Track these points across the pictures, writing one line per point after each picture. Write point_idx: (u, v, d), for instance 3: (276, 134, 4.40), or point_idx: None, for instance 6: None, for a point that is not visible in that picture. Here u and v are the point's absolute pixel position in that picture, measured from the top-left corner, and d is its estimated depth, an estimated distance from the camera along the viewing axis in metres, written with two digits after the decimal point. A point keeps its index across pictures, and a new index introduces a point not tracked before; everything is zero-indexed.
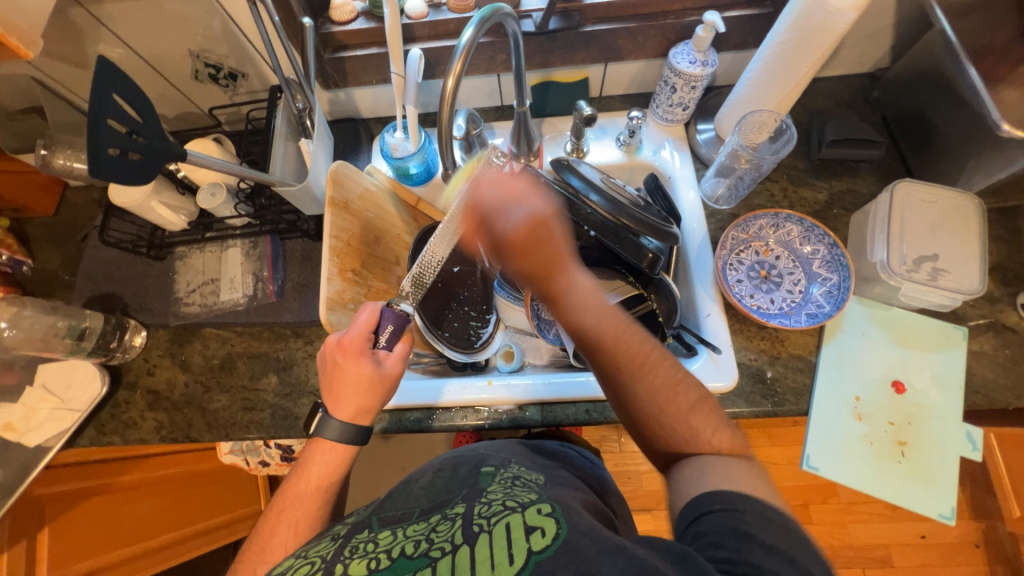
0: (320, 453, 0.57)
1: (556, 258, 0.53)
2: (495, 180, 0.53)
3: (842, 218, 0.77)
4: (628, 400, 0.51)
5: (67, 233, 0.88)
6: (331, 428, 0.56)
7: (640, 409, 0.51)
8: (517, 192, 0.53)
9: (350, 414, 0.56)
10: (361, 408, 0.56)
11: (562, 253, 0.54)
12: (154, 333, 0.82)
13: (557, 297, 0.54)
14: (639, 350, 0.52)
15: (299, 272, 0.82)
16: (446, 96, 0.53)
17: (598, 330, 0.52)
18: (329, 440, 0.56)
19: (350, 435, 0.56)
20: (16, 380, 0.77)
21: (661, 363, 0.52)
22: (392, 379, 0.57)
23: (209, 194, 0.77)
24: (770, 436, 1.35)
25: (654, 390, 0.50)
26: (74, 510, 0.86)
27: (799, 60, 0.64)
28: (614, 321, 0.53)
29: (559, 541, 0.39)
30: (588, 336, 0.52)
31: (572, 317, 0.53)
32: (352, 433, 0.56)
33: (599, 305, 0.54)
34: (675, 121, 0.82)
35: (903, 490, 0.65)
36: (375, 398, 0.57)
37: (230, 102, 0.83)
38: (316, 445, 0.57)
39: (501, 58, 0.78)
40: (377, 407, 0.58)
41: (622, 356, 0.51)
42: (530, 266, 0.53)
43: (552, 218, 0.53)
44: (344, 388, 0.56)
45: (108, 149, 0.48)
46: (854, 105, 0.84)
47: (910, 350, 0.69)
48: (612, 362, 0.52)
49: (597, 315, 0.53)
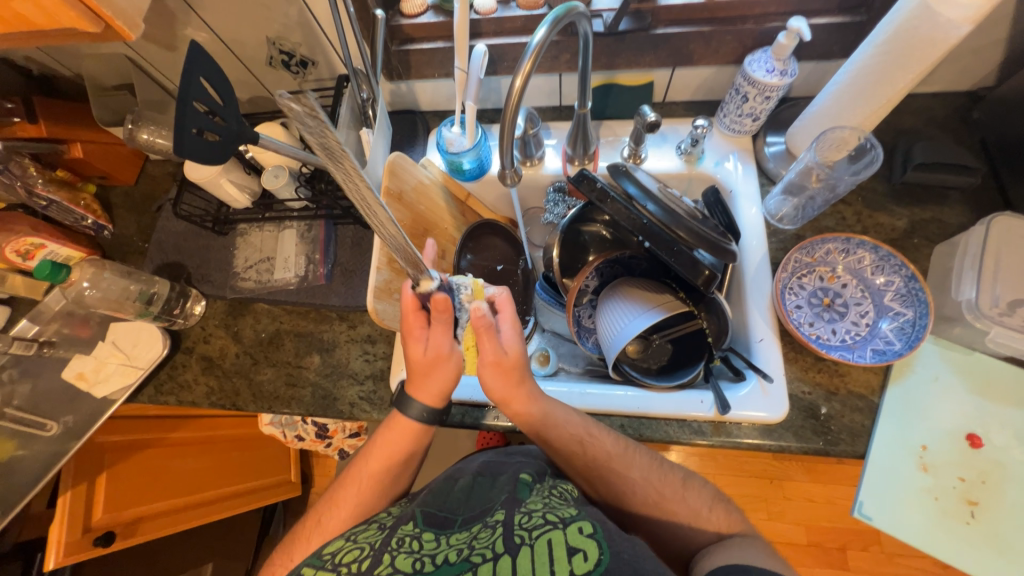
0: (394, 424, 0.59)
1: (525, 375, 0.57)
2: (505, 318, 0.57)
3: (922, 249, 0.71)
4: (625, 497, 0.56)
5: (145, 203, 0.94)
6: (412, 409, 0.58)
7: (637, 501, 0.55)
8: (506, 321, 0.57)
9: (430, 399, 0.58)
10: (438, 393, 0.58)
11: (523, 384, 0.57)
12: (211, 304, 0.86)
13: (539, 425, 0.58)
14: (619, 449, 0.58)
15: (348, 257, 0.84)
16: (513, 95, 0.52)
17: (574, 435, 0.58)
18: (410, 419, 0.58)
19: (429, 417, 0.58)
20: (90, 334, 0.85)
21: (637, 449, 0.59)
22: (447, 353, 0.55)
23: (273, 175, 0.80)
24: (810, 471, 1.27)
25: (644, 475, 0.56)
26: (128, 459, 0.93)
27: (896, 73, 0.59)
28: (590, 419, 0.60)
29: (601, 568, 0.38)
30: (573, 451, 0.57)
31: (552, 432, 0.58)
32: (430, 413, 0.58)
33: (566, 413, 0.59)
34: (742, 132, 0.78)
35: (970, 555, 0.59)
36: (441, 378, 0.57)
37: (299, 88, 0.87)
38: (395, 416, 0.59)
39: (566, 57, 0.76)
40: (448, 386, 0.57)
41: (601, 458, 0.57)
42: (497, 390, 0.57)
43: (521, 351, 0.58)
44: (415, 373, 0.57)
45: (192, 131, 0.51)
46: (948, 126, 0.76)
47: (993, 403, 0.62)
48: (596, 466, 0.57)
49: (574, 425, 0.58)
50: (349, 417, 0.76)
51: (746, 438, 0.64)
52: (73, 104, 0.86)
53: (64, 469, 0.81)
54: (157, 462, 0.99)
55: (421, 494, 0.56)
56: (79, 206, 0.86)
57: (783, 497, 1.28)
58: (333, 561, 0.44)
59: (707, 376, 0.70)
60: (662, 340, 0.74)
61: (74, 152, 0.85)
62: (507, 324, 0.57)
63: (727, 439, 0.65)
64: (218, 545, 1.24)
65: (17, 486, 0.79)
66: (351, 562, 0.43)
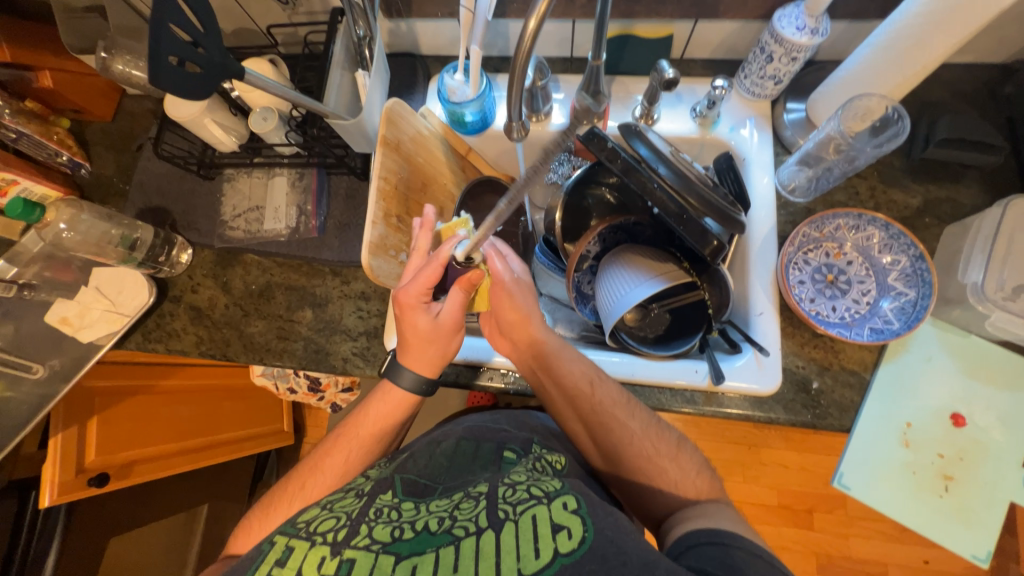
0: (387, 394, 0.61)
1: (537, 319, 0.62)
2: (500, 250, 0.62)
3: (932, 229, 0.69)
4: (627, 441, 0.58)
5: (124, 141, 0.89)
6: (406, 379, 0.60)
7: (639, 450, 0.57)
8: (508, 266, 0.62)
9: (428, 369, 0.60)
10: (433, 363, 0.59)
11: (535, 313, 0.62)
12: (199, 253, 0.83)
13: (551, 361, 0.61)
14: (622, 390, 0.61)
15: (341, 210, 0.81)
16: (525, 39, 0.47)
17: (583, 376, 0.61)
18: (404, 388, 0.60)
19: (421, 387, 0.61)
20: (73, 278, 0.82)
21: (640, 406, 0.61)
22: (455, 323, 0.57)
23: (261, 118, 0.74)
24: (787, 440, 1.32)
25: (647, 420, 0.59)
26: (117, 405, 0.92)
27: (936, 38, 0.55)
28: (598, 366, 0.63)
29: (585, 546, 0.39)
30: (579, 390, 0.60)
31: (564, 355, 0.62)
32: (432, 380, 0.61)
33: (576, 357, 0.63)
34: (762, 96, 0.74)
35: (935, 523, 0.64)
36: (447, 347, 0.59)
37: (289, 22, 0.79)
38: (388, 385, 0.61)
39: (582, 1, 0.70)
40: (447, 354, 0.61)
41: (605, 402, 0.59)
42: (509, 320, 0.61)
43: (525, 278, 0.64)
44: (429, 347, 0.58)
45: (169, 58, 0.45)
46: (976, 99, 0.73)
47: (981, 384, 0.63)
48: (603, 398, 0.59)
49: (580, 356, 0.63)
50: (343, 371, 0.76)
51: (735, 408, 0.65)
52: (38, 25, 0.78)
53: (53, 409, 0.82)
54: (146, 407, 0.99)
55: (399, 456, 0.59)
56: (52, 140, 0.81)
57: (759, 463, 1.34)
58: (308, 529, 0.44)
59: (702, 347, 0.70)
60: (660, 310, 0.72)
61: (42, 81, 0.78)
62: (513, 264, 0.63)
63: (718, 409, 0.66)
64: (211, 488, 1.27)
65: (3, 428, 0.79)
66: (327, 531, 0.43)
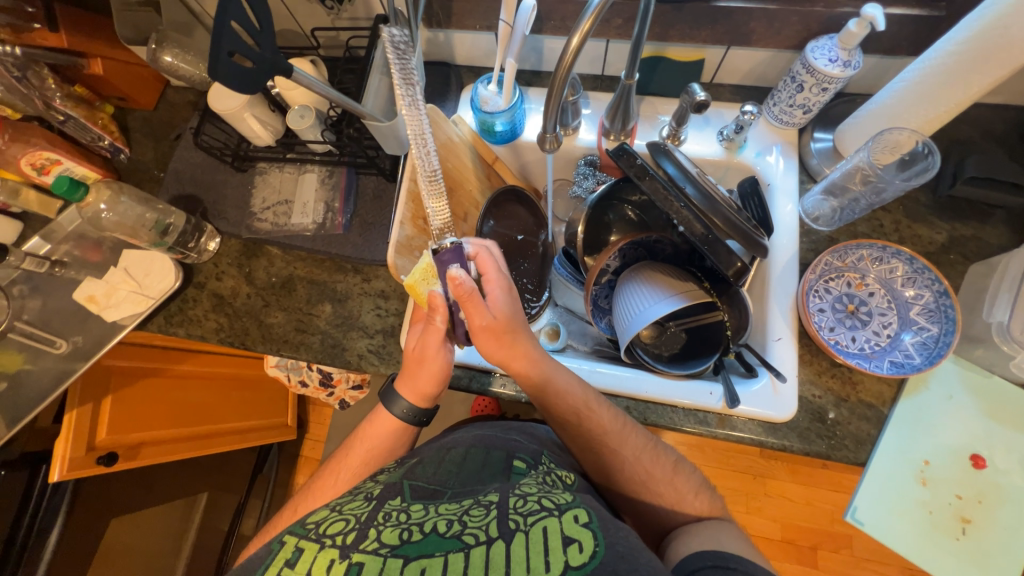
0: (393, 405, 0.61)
1: (521, 359, 0.57)
2: (493, 270, 0.56)
3: (957, 266, 0.69)
4: (615, 469, 0.58)
5: (163, 130, 0.92)
6: (398, 406, 0.61)
7: (626, 478, 0.58)
8: (489, 280, 0.56)
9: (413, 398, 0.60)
10: (421, 393, 0.60)
11: (521, 349, 0.57)
12: (226, 242, 0.85)
13: (539, 390, 0.59)
14: (613, 419, 0.59)
15: (367, 210, 0.82)
16: (567, 56, 0.49)
17: (573, 406, 0.59)
18: (395, 417, 0.60)
19: (411, 418, 0.60)
20: (102, 259, 0.84)
21: (632, 429, 0.60)
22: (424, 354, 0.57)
23: (299, 116, 0.77)
24: (793, 472, 1.31)
25: (638, 450, 0.58)
26: (133, 386, 0.94)
27: (971, 75, 0.55)
28: (593, 394, 0.60)
29: (596, 561, 0.39)
30: (569, 420, 0.59)
31: (555, 381, 0.59)
32: (414, 413, 0.60)
33: (567, 385, 0.59)
34: (789, 125, 0.75)
35: (952, 567, 0.62)
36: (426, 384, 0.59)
37: (332, 25, 0.83)
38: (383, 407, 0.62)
39: (618, 22, 0.72)
40: (433, 392, 0.60)
41: (595, 431, 0.58)
42: (497, 356, 0.56)
43: (514, 320, 0.56)
44: (408, 374, 0.60)
45: (227, 53, 0.47)
46: (1005, 141, 0.73)
47: (1002, 426, 0.62)
48: (592, 430, 0.58)
49: (573, 381, 0.60)
50: (356, 368, 0.77)
51: (749, 433, 0.64)
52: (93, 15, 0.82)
53: (71, 388, 0.83)
54: (159, 391, 1.00)
55: (408, 459, 0.59)
56: (97, 125, 0.84)
57: (764, 494, 1.31)
58: (317, 532, 0.44)
59: (717, 369, 0.70)
60: (677, 328, 0.74)
61: (94, 68, 0.82)
62: (494, 289, 0.56)
63: (730, 432, 0.65)
64: (211, 477, 1.27)
65: (23, 400, 0.80)
66: (336, 534, 0.43)
